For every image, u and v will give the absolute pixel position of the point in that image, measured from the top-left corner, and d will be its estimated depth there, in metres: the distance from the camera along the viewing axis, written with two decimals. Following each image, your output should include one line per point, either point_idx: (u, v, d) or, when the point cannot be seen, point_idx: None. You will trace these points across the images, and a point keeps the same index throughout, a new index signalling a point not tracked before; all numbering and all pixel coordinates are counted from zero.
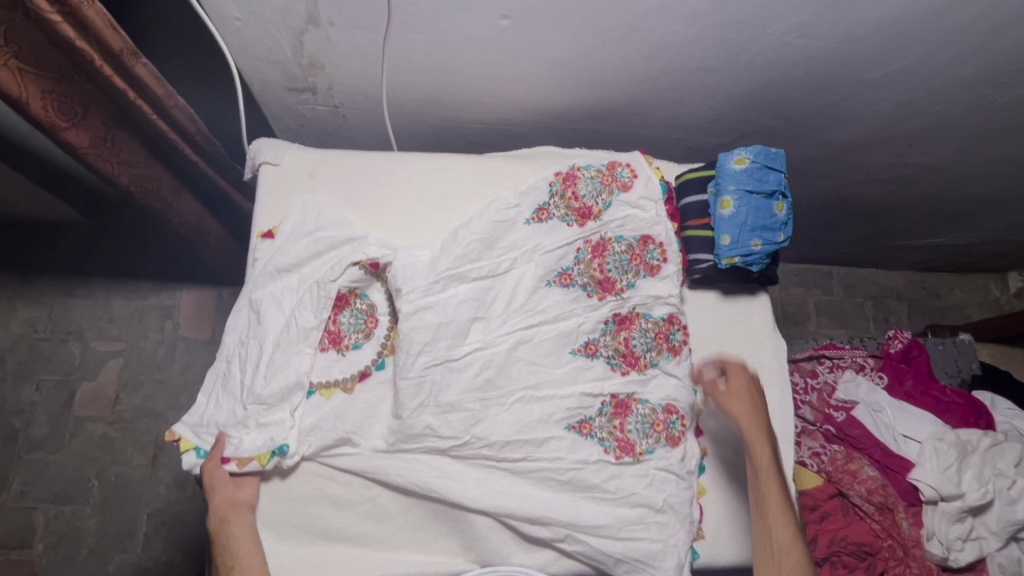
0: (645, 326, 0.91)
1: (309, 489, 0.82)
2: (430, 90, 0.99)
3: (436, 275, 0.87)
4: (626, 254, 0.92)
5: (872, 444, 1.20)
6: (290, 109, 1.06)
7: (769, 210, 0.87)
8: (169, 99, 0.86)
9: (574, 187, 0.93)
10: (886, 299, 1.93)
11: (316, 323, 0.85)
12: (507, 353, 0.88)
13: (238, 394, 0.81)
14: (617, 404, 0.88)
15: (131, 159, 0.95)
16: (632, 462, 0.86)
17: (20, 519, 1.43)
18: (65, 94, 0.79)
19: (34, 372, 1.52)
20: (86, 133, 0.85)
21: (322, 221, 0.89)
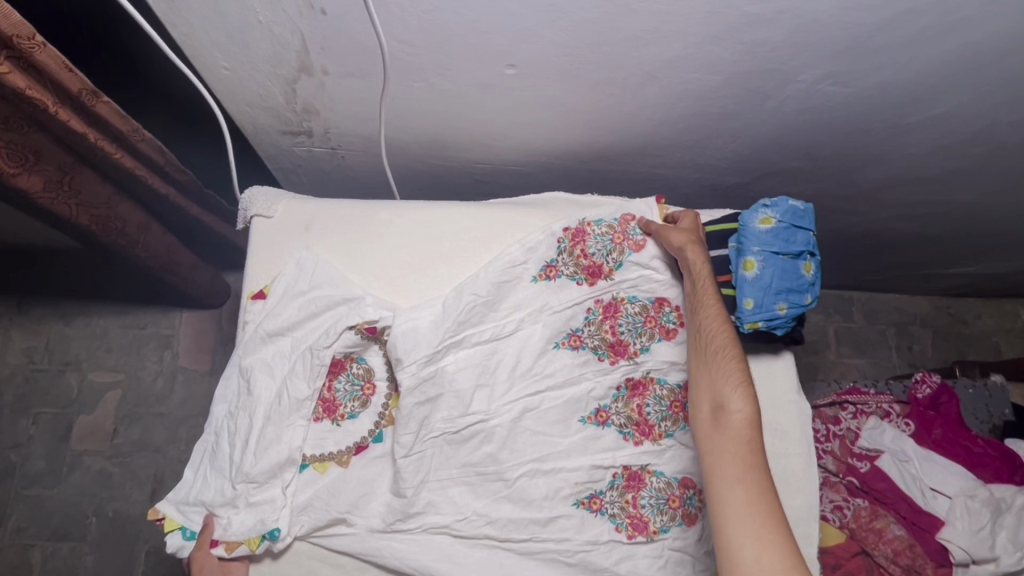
0: (660, 393, 0.85)
1: (301, 574, 0.76)
2: (433, 134, 0.93)
3: (437, 342, 0.82)
4: (640, 316, 0.86)
5: (898, 499, 1.14)
6: (286, 151, 1.01)
7: (795, 271, 0.81)
8: (134, 133, 0.82)
9: (584, 244, 0.87)
10: (910, 326, 1.85)
11: (309, 392, 0.79)
12: (512, 424, 0.82)
13: (226, 471, 0.77)
14: (629, 477, 0.82)
15: (92, 199, 0.89)
16: (645, 541, 0.80)
17: (16, 556, 1.40)
18: (14, 142, 0.74)
19: (31, 405, 1.49)
20: (41, 177, 0.80)
21: (319, 282, 0.84)
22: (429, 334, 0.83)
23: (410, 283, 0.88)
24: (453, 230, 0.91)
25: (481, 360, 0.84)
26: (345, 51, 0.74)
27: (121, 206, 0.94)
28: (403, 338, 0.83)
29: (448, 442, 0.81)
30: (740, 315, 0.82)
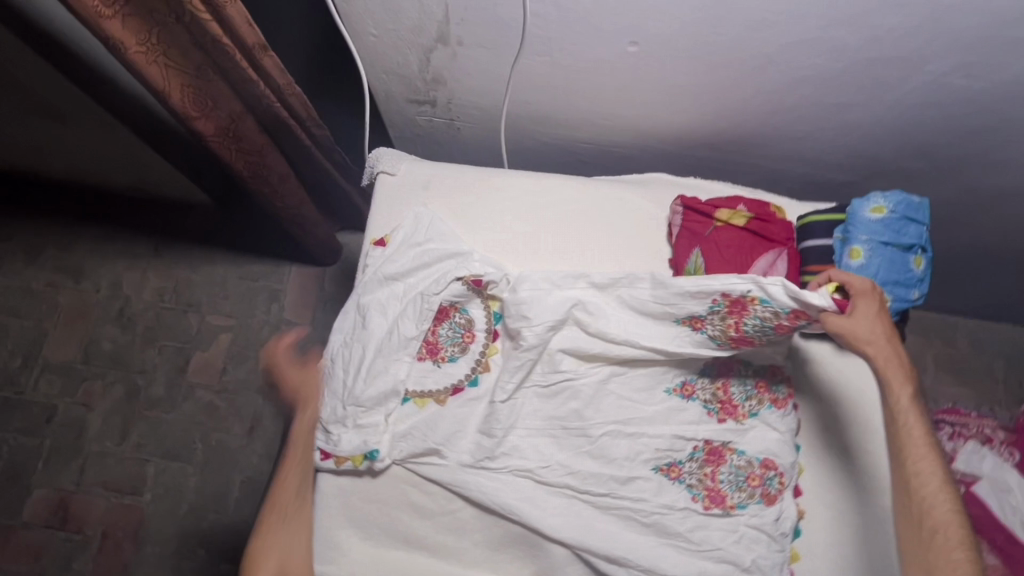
0: (745, 375, 0.88)
1: (395, 494, 0.83)
2: (547, 109, 0.99)
3: (560, 313, 0.85)
4: (770, 320, 0.79)
5: (994, 529, 1.05)
6: (409, 120, 1.10)
7: (904, 264, 0.80)
8: (289, 88, 0.93)
9: (741, 317, 0.80)
10: (1022, 361, 1.71)
11: (415, 332, 0.87)
12: (598, 386, 0.87)
13: (338, 394, 0.85)
14: (710, 451, 0.84)
15: (250, 148, 0.99)
16: (721, 514, 0.81)
17: (134, 468, 1.58)
18: (200, 88, 0.85)
19: (158, 337, 1.68)
20: (215, 124, 0.91)
21: (436, 237, 0.91)
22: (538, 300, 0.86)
23: (516, 249, 0.94)
24: (558, 203, 0.97)
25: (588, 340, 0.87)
26: (481, 23, 0.81)
27: (272, 155, 1.04)
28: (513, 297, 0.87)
29: (538, 394, 0.87)
30: None
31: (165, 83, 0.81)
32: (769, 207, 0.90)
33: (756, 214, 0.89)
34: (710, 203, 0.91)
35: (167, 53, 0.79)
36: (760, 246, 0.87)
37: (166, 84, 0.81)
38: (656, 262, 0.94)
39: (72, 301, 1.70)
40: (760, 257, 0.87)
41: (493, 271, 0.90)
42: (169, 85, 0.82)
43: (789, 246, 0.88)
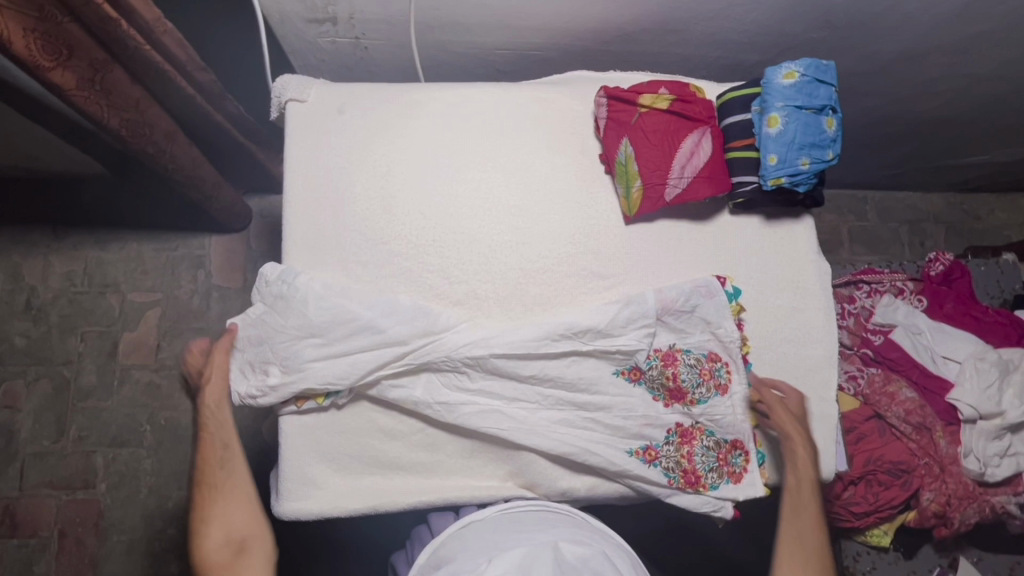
0: (689, 362, 0.89)
1: (364, 423, 0.86)
2: (455, 14, 0.94)
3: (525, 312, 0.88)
4: (697, 367, 0.89)
5: (911, 366, 1.20)
6: (311, 43, 1.02)
7: (818, 126, 0.83)
8: (160, 25, 0.84)
9: (675, 368, 0.89)
10: (923, 223, 1.87)
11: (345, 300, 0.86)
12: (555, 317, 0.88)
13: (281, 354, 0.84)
14: (665, 356, 0.89)
15: (122, 103, 0.90)
16: (680, 408, 0.89)
17: (80, 462, 1.50)
18: (48, 32, 0.74)
19: (77, 324, 1.56)
20: (74, 73, 0.80)
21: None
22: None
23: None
24: (480, 115, 0.94)
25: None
26: None
27: (151, 109, 0.96)
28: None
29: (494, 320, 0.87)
30: (764, 171, 0.85)
31: (3, 27, 0.69)
32: (688, 88, 0.91)
33: (677, 96, 0.89)
34: (633, 90, 0.90)
35: None
36: (684, 128, 0.88)
37: (4, 29, 0.69)
38: (587, 163, 0.95)
39: None
40: (685, 139, 0.88)
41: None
42: (8, 30, 0.69)
43: (711, 123, 0.89)
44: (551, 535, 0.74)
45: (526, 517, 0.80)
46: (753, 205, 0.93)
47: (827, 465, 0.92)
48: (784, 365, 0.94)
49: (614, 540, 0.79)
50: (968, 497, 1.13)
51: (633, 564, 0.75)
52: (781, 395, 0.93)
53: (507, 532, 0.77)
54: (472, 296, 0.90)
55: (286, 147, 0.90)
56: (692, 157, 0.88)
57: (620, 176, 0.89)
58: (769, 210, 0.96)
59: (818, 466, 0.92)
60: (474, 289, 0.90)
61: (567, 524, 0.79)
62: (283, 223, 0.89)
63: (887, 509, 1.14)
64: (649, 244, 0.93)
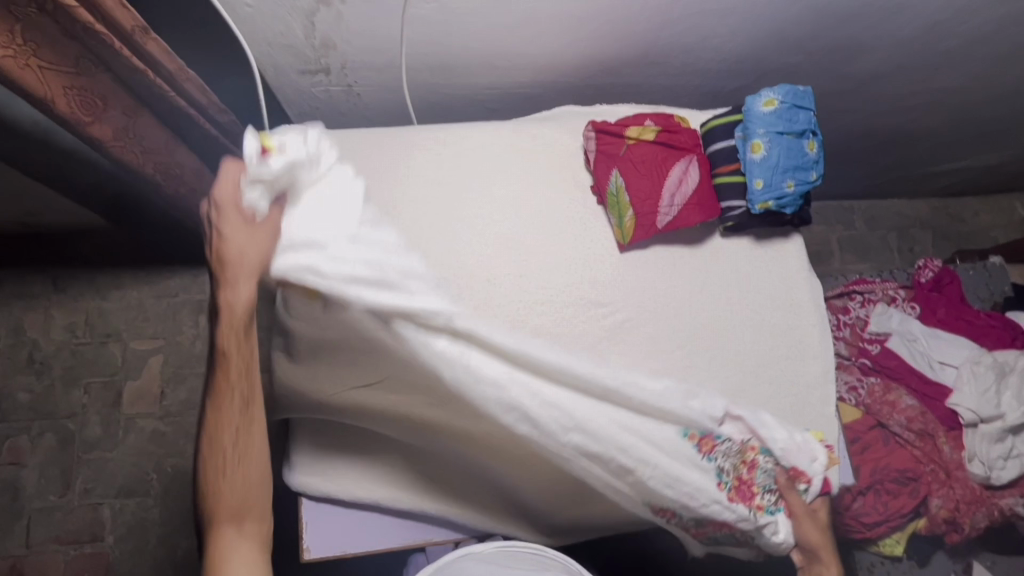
0: (768, 465, 0.83)
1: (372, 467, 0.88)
2: (444, 58, 0.98)
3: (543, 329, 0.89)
4: (774, 473, 0.83)
5: (908, 373, 1.22)
6: (305, 92, 1.05)
7: (800, 149, 0.86)
8: (182, 73, 0.83)
9: (754, 469, 0.82)
10: (910, 229, 1.91)
11: None
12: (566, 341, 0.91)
13: None
14: (748, 455, 0.81)
15: (151, 146, 0.93)
16: (746, 511, 0.79)
17: (87, 515, 1.49)
18: (85, 88, 0.76)
19: (81, 376, 1.57)
20: (110, 125, 0.83)
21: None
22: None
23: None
24: (474, 158, 0.97)
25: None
26: None
27: (177, 150, 0.99)
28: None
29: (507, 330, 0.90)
30: (752, 196, 0.88)
31: (47, 86, 0.71)
32: (673, 119, 0.94)
33: (663, 127, 0.92)
34: (620, 123, 0.93)
35: (38, 51, 0.68)
36: (672, 157, 0.91)
37: (47, 89, 0.71)
38: (578, 197, 0.97)
39: None
40: (673, 167, 0.90)
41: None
42: (52, 89, 0.72)
43: (698, 151, 0.92)
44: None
45: (521, 558, 0.78)
46: (743, 227, 0.96)
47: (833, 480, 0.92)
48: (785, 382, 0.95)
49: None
50: (976, 501, 1.13)
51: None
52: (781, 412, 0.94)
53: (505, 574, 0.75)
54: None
55: None
56: (681, 185, 0.90)
57: (613, 206, 0.92)
58: (758, 231, 0.98)
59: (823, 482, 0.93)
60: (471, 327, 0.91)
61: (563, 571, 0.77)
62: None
63: (899, 519, 1.15)
64: (640, 271, 0.96)
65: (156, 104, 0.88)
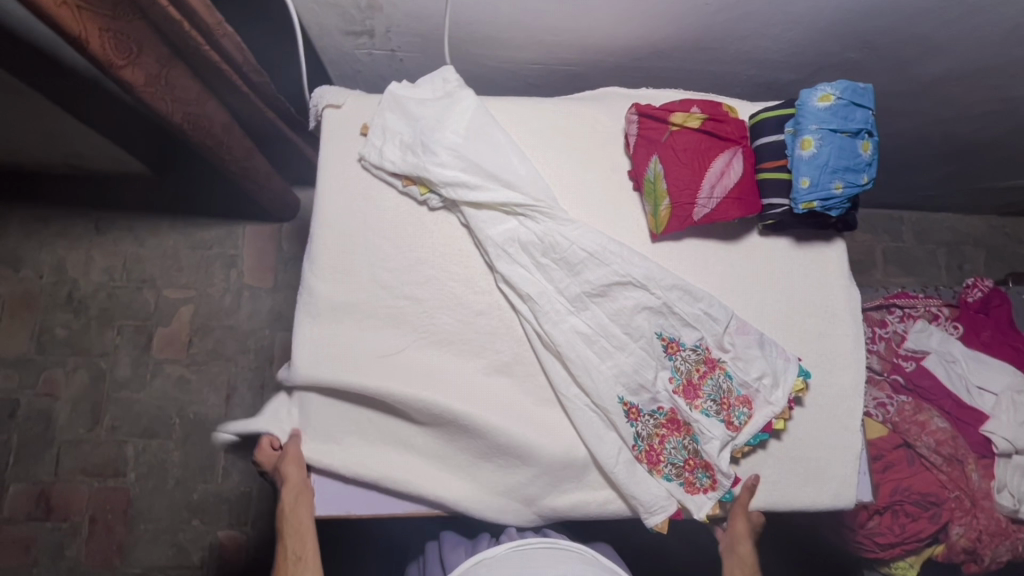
0: (723, 381, 0.88)
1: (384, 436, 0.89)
2: (489, 28, 0.96)
3: (569, 300, 0.88)
4: (724, 392, 0.87)
5: (943, 395, 1.16)
6: (347, 54, 1.04)
7: (853, 149, 0.82)
8: (219, 27, 0.86)
9: (709, 373, 0.88)
10: (962, 246, 1.82)
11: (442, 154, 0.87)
12: (591, 314, 0.88)
13: (403, 140, 0.88)
14: (707, 360, 0.88)
15: (183, 96, 0.93)
16: (685, 404, 0.86)
17: (112, 451, 1.55)
18: (120, 32, 0.76)
19: (115, 318, 1.62)
20: (142, 71, 0.83)
21: (425, 119, 0.88)
22: (530, 186, 0.88)
23: (483, 147, 0.88)
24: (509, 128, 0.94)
25: (554, 270, 0.88)
26: None
27: (209, 104, 0.99)
28: (479, 208, 0.89)
29: (533, 299, 0.87)
30: (796, 195, 0.84)
31: (82, 26, 0.70)
32: (721, 107, 0.90)
33: (709, 115, 0.88)
34: (665, 108, 0.90)
35: None
36: (716, 147, 0.87)
37: (82, 29, 0.70)
38: (610, 184, 0.94)
39: (14, 291, 1.61)
40: (716, 158, 0.86)
41: (473, 179, 0.87)
42: (87, 29, 0.71)
43: (744, 143, 0.88)
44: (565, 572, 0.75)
45: (537, 555, 0.80)
46: (784, 227, 0.92)
47: (843, 497, 0.91)
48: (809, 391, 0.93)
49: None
50: (1001, 533, 1.09)
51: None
52: (802, 421, 0.92)
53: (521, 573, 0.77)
54: (496, 308, 0.91)
55: (321, 148, 0.93)
56: (723, 177, 0.86)
57: (648, 192, 0.89)
58: (798, 232, 0.95)
59: (837, 496, 0.91)
60: (497, 301, 0.91)
61: (579, 563, 0.79)
62: (315, 223, 0.92)
63: (914, 542, 1.12)
64: (670, 260, 0.93)
65: (191, 55, 0.89)
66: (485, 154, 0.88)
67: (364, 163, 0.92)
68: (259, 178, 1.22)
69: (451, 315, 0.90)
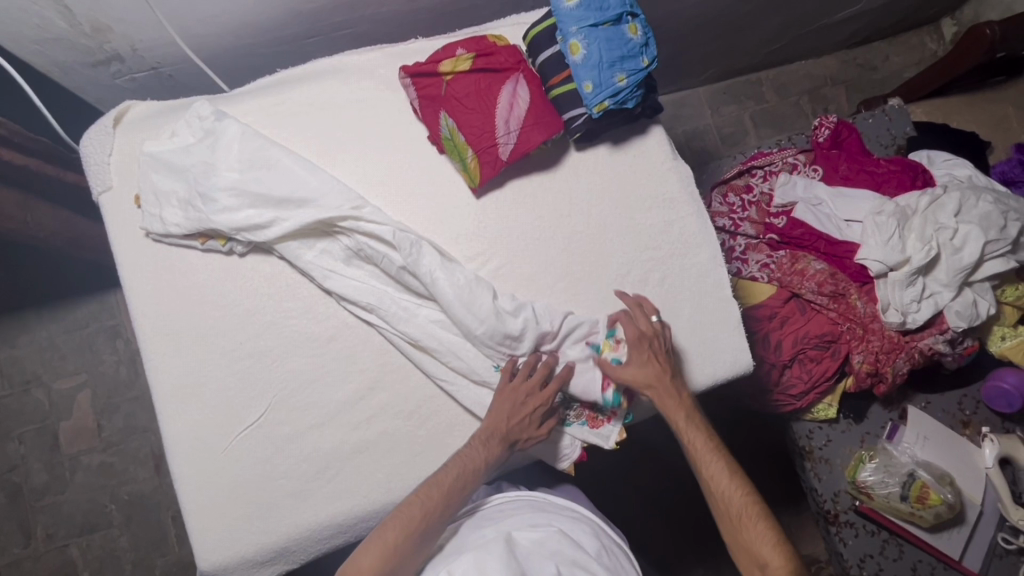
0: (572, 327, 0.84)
1: (251, 473, 0.80)
2: (238, 18, 0.88)
3: (418, 291, 0.83)
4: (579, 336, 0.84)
5: (815, 239, 1.19)
6: (111, 86, 0.96)
7: (621, 37, 0.80)
8: None
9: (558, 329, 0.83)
10: (823, 89, 1.85)
11: (225, 198, 0.81)
12: (444, 298, 0.80)
13: (185, 197, 0.82)
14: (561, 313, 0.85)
15: None
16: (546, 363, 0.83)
17: (57, 558, 1.49)
18: None
19: (11, 428, 1.53)
20: None
21: (195, 167, 0.83)
22: (330, 196, 0.82)
23: (266, 173, 0.83)
24: (293, 141, 0.87)
25: (387, 274, 0.83)
26: None
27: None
28: (290, 237, 0.83)
29: (378, 303, 0.82)
30: (586, 101, 0.82)
31: None
32: (487, 39, 0.86)
33: (476, 52, 0.84)
34: (431, 60, 0.85)
35: None
36: (496, 82, 0.84)
37: None
38: (414, 145, 0.88)
39: None
40: (500, 92, 0.83)
41: (264, 212, 0.82)
42: None
43: (523, 67, 0.85)
44: (506, 526, 0.74)
45: (491, 511, 0.80)
46: (595, 134, 0.88)
47: (743, 359, 0.89)
48: (677, 288, 0.90)
49: (577, 512, 0.80)
50: (895, 348, 1.14)
51: (595, 531, 0.78)
52: (681, 308, 0.89)
53: (464, 537, 0.75)
54: (345, 328, 0.84)
55: (105, 222, 0.85)
56: (513, 109, 0.83)
57: (451, 151, 0.85)
58: (613, 136, 0.91)
59: (737, 365, 0.89)
60: (345, 320, 0.84)
61: (528, 508, 0.78)
62: (132, 316, 0.83)
63: (825, 382, 1.16)
64: (506, 217, 0.88)
65: None
66: (270, 180, 0.82)
67: (154, 236, 0.84)
68: (97, 243, 1.15)
69: (301, 355, 0.83)
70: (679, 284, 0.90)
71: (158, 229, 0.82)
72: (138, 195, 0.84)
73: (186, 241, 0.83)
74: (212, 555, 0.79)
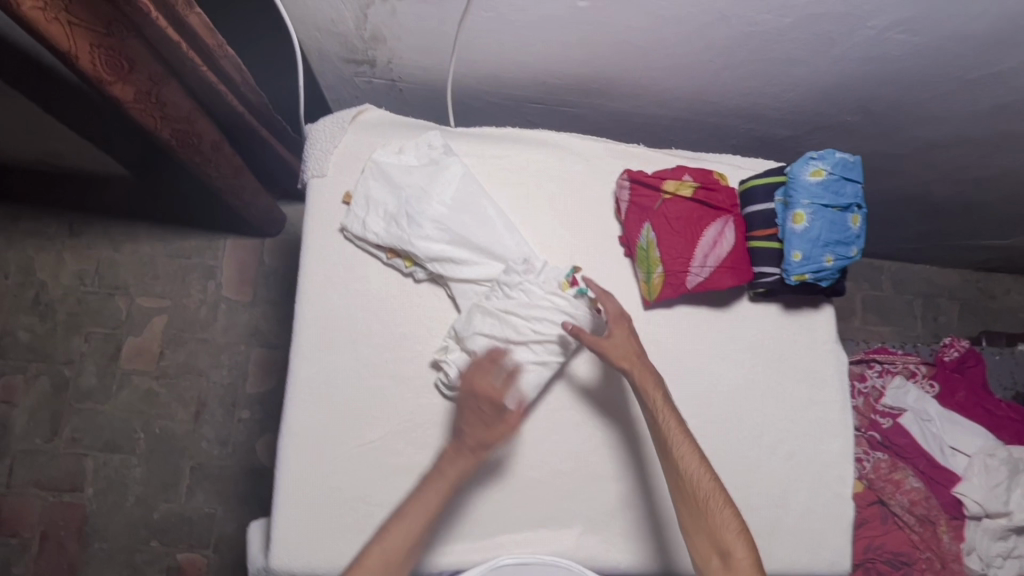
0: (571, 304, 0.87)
1: (354, 494, 0.81)
2: (494, 69, 0.94)
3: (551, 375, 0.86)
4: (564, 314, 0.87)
5: (918, 454, 1.18)
6: (347, 79, 1.02)
7: (843, 223, 0.82)
8: (219, 49, 0.86)
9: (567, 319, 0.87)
10: (938, 298, 1.86)
11: (427, 228, 0.84)
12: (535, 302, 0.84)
13: (390, 212, 0.85)
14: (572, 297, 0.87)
15: (175, 114, 0.90)
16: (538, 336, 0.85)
17: (71, 464, 1.49)
18: (111, 48, 0.75)
19: (83, 324, 1.55)
20: (133, 87, 0.82)
21: (410, 189, 0.87)
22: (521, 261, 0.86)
23: (470, 218, 0.86)
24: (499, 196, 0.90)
25: None
26: None
27: (201, 120, 0.96)
28: (470, 283, 0.86)
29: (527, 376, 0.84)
30: (787, 267, 0.84)
31: (73, 42, 0.70)
32: (713, 175, 0.90)
33: (701, 183, 0.88)
34: (656, 175, 0.89)
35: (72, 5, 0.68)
36: (708, 216, 0.87)
37: (74, 44, 0.71)
38: (606, 241, 0.92)
39: None
40: (708, 227, 0.86)
41: (458, 254, 0.85)
42: (77, 44, 0.71)
43: (734, 212, 0.88)
44: None
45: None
46: (774, 295, 0.90)
47: (842, 563, 0.88)
48: (802, 468, 0.89)
49: None
50: None
51: None
52: (799, 487, 0.89)
53: None
54: None
55: (308, 206, 0.89)
56: (715, 246, 0.86)
57: (641, 261, 0.88)
58: (788, 299, 0.93)
59: (834, 566, 0.87)
60: None
61: None
62: (299, 299, 0.86)
63: None
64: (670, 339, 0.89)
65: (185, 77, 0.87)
66: (473, 227, 0.86)
67: (347, 234, 0.87)
68: None
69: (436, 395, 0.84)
70: (806, 465, 0.90)
71: (355, 230, 0.86)
72: (348, 193, 0.88)
73: (375, 251, 0.87)
74: (286, 555, 0.79)
